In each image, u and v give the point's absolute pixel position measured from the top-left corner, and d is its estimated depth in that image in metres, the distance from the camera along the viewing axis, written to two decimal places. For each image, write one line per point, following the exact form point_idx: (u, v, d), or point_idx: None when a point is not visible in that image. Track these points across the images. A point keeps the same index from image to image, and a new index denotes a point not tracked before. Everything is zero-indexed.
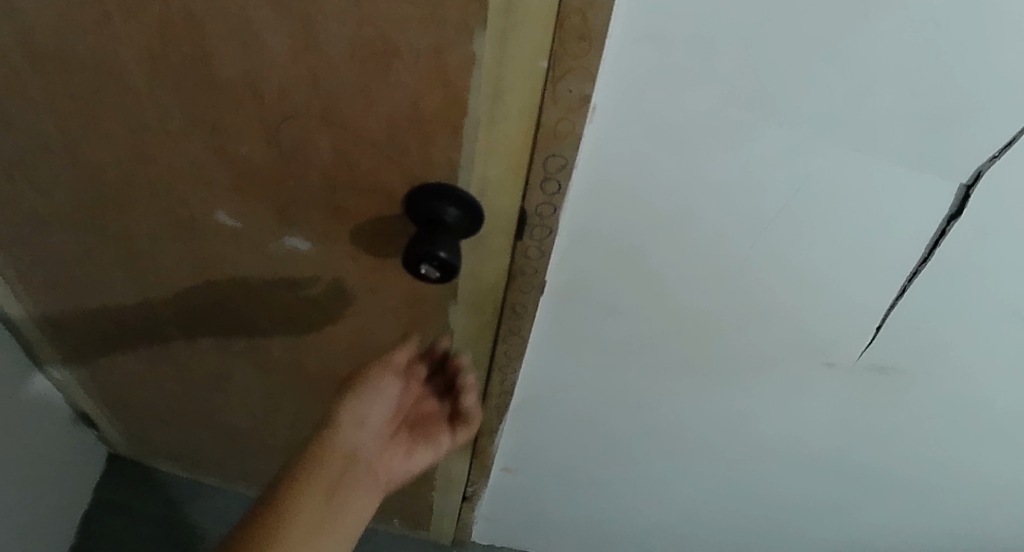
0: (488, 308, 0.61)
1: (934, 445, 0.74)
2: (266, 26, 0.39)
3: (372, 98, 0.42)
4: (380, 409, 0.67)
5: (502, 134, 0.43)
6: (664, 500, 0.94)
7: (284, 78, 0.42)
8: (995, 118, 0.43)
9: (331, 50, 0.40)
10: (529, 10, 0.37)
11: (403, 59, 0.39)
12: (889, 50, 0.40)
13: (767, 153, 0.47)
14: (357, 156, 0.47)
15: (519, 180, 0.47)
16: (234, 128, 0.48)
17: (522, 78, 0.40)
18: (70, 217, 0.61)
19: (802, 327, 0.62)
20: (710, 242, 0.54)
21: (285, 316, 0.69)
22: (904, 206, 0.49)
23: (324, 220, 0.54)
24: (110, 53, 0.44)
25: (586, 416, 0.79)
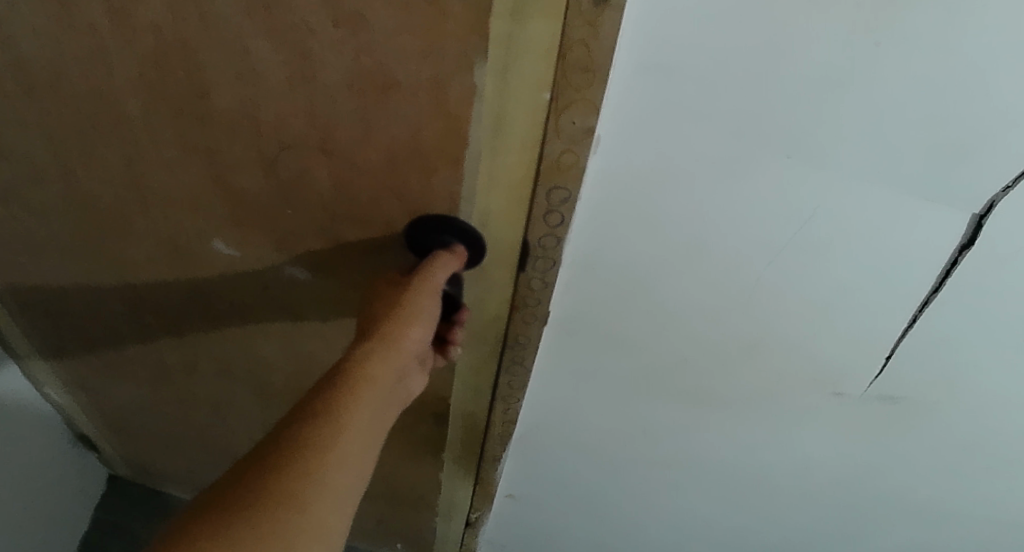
0: (491, 338, 0.60)
1: (951, 478, 0.72)
2: (263, 58, 0.39)
3: (372, 132, 0.42)
4: (415, 334, 0.47)
5: (503, 171, 0.43)
6: (674, 528, 0.91)
7: (282, 108, 0.42)
8: (994, 150, 0.42)
9: (331, 83, 0.39)
10: (531, 44, 0.36)
11: (402, 91, 0.39)
12: (885, 83, 0.39)
13: (772, 184, 0.46)
14: (357, 187, 0.46)
15: (521, 213, 0.46)
16: (230, 157, 0.47)
17: (526, 112, 0.40)
18: (66, 244, 0.61)
19: (813, 357, 0.60)
20: (723, 270, 0.53)
21: (286, 340, 0.67)
22: (917, 238, 0.48)
23: (326, 248, 0.53)
24: (106, 84, 0.44)
25: (594, 443, 0.77)
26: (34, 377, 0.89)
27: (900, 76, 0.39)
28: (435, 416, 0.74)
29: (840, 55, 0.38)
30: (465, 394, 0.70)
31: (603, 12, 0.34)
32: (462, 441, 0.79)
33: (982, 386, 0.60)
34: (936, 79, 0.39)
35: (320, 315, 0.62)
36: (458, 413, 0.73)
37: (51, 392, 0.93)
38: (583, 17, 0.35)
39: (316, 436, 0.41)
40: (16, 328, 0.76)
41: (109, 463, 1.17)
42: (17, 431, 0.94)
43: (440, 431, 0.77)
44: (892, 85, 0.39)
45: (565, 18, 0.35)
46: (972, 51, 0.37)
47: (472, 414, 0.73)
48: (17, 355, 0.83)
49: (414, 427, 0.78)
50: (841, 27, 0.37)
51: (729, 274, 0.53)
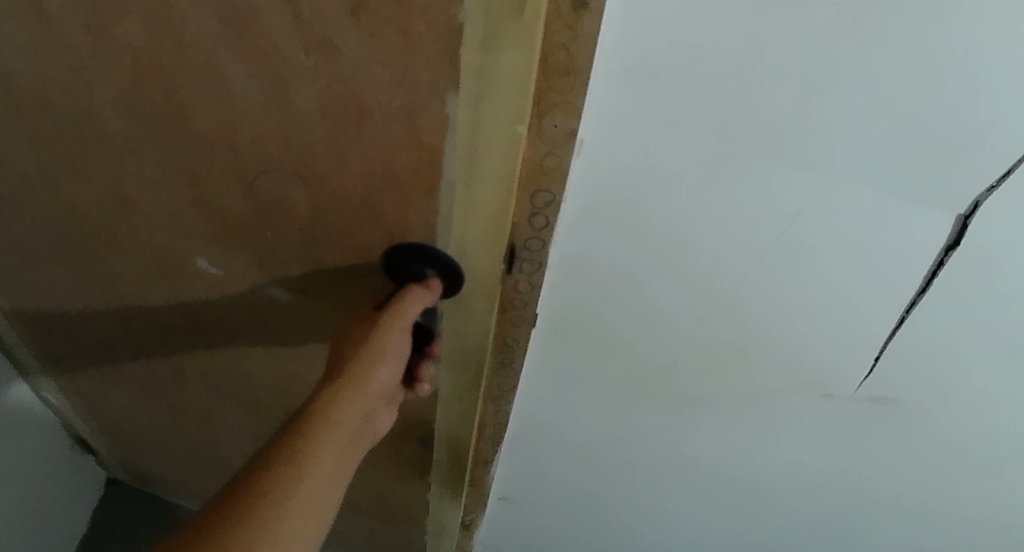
0: (473, 364, 0.60)
1: (944, 478, 0.72)
2: (238, 82, 0.39)
3: (348, 158, 0.42)
4: (384, 374, 0.49)
5: (480, 203, 0.43)
6: (670, 530, 0.91)
7: (258, 133, 0.42)
8: (976, 152, 0.42)
9: (305, 109, 0.40)
10: (504, 73, 0.36)
11: (376, 120, 0.39)
12: (858, 90, 0.40)
13: (751, 190, 0.47)
14: (335, 210, 0.47)
15: (499, 245, 0.46)
16: (211, 178, 0.47)
17: (497, 147, 0.39)
18: (56, 259, 0.61)
19: (801, 360, 0.61)
20: (709, 273, 0.53)
21: (273, 359, 0.67)
22: (901, 240, 0.48)
23: (304, 271, 0.54)
24: (88, 103, 0.44)
25: (587, 445, 0.78)
26: (31, 381, 0.90)
27: (872, 83, 0.39)
28: (423, 430, 0.74)
29: (822, 58, 0.38)
30: (451, 414, 0.69)
31: (582, 15, 0.36)
32: (450, 460, 0.79)
33: (970, 388, 0.60)
34: (911, 85, 0.39)
35: (304, 337, 0.63)
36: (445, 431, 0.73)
37: (48, 396, 0.94)
38: (563, 20, 0.36)
39: (285, 480, 0.41)
40: (9, 337, 0.76)
41: (107, 467, 1.17)
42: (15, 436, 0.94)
43: (429, 445, 0.77)
44: (868, 91, 0.40)
45: (546, 22, 0.36)
46: (951, 55, 0.38)
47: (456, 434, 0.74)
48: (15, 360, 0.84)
49: (404, 441, 0.78)
50: (822, 31, 0.37)
51: (717, 276, 0.54)
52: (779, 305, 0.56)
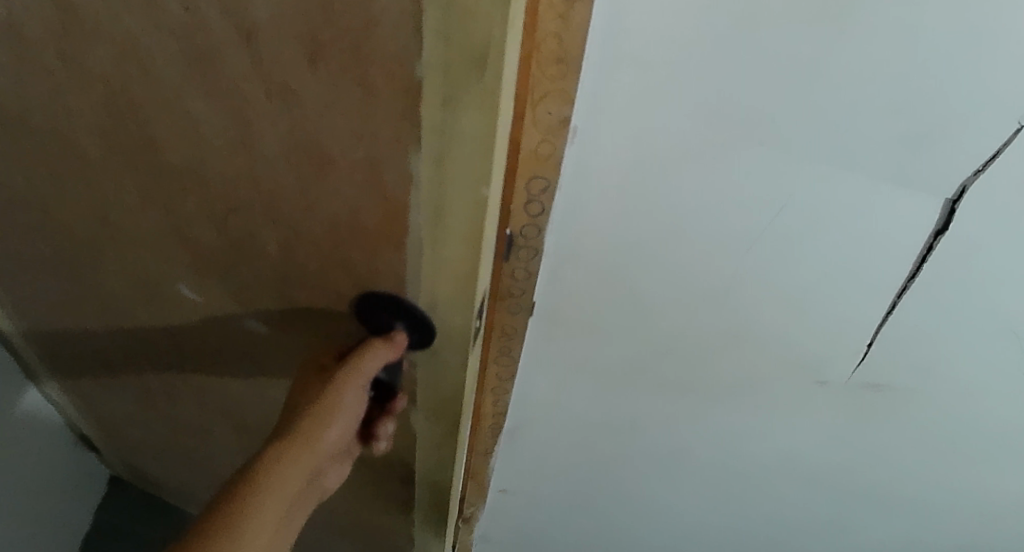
0: (449, 416, 0.58)
1: (939, 464, 0.73)
2: (206, 121, 0.39)
3: (315, 203, 0.42)
4: (333, 428, 0.54)
5: (448, 259, 0.41)
6: (668, 519, 0.92)
7: (228, 171, 0.42)
8: (959, 134, 0.43)
9: (270, 153, 0.39)
10: (466, 136, 0.34)
11: (339, 168, 0.39)
12: (837, 74, 0.41)
13: (737, 176, 0.47)
14: (304, 251, 0.47)
15: (470, 301, 0.44)
16: (186, 209, 0.48)
17: (463, 207, 0.38)
18: (46, 271, 0.62)
19: (792, 350, 0.61)
20: (699, 263, 0.54)
21: (255, 382, 0.67)
22: (887, 225, 0.49)
23: (279, 307, 0.55)
24: (65, 128, 0.44)
25: (583, 435, 0.79)
26: (36, 374, 0.91)
27: (853, 68, 0.40)
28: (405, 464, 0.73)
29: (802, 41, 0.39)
30: (429, 456, 0.68)
31: (573, 8, 0.39)
32: (430, 494, 0.77)
33: (959, 376, 0.61)
34: (890, 69, 0.40)
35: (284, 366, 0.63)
36: (424, 472, 0.72)
37: (52, 391, 0.95)
38: (555, 12, 0.40)
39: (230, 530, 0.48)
40: (9, 338, 0.76)
41: (109, 465, 1.18)
42: (18, 435, 0.95)
43: (411, 479, 0.76)
44: (850, 76, 0.41)
45: (539, 15, 0.40)
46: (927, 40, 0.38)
47: (436, 477, 0.72)
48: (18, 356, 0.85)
49: (389, 471, 0.77)
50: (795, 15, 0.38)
51: (708, 264, 0.54)
52: (769, 294, 0.56)
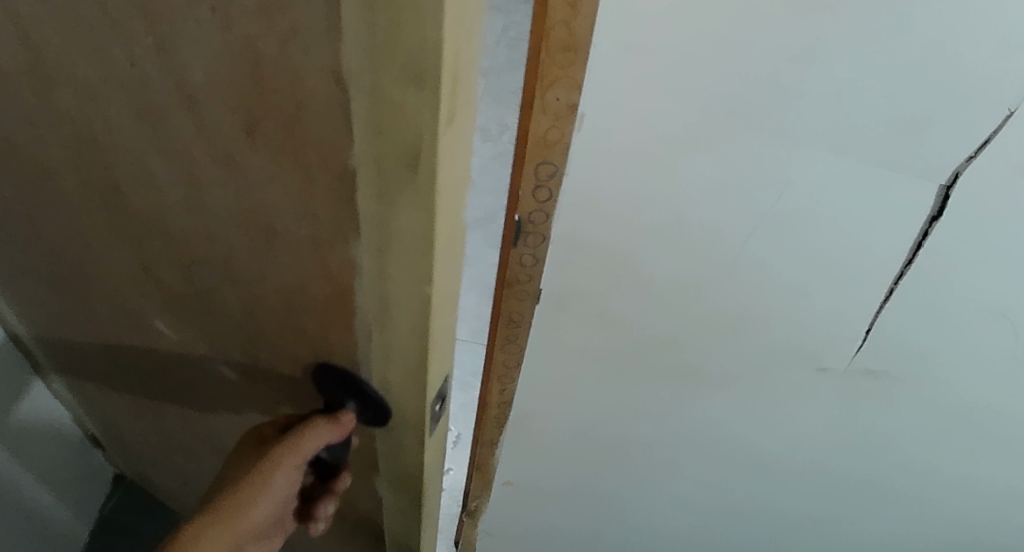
0: (411, 485, 0.61)
1: (936, 452, 0.74)
2: (162, 177, 0.43)
3: (269, 261, 0.44)
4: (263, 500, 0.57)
5: (398, 315, 0.41)
6: (668, 510, 0.94)
7: (184, 226, 0.47)
8: (948, 122, 0.45)
9: (221, 213, 0.43)
10: (405, 198, 0.34)
11: (284, 238, 0.41)
12: (823, 68, 0.43)
13: (735, 167, 0.49)
14: (261, 311, 0.51)
15: (421, 358, 0.44)
16: (154, 254, 0.53)
17: (406, 293, 0.39)
18: (50, 277, 0.67)
19: (780, 343, 0.64)
20: (702, 250, 0.56)
21: (230, 405, 0.70)
22: (879, 214, 0.51)
23: (242, 356, 0.59)
24: (48, 160, 0.49)
25: (585, 425, 0.81)
26: (42, 367, 0.93)
27: (841, 63, 0.42)
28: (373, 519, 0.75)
29: (798, 26, 0.41)
30: (398, 519, 0.70)
31: None
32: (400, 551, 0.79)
33: (946, 366, 0.63)
34: (876, 62, 0.42)
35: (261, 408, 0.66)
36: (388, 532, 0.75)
37: (59, 384, 0.97)
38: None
39: None
40: (27, 323, 0.81)
41: (112, 463, 1.20)
42: (27, 428, 0.98)
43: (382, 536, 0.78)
44: (843, 72, 0.43)
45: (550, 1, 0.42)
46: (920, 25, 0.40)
47: (404, 539, 0.75)
48: (30, 348, 0.89)
49: (360, 523, 0.79)
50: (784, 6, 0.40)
51: (709, 250, 0.56)
52: (763, 285, 0.59)
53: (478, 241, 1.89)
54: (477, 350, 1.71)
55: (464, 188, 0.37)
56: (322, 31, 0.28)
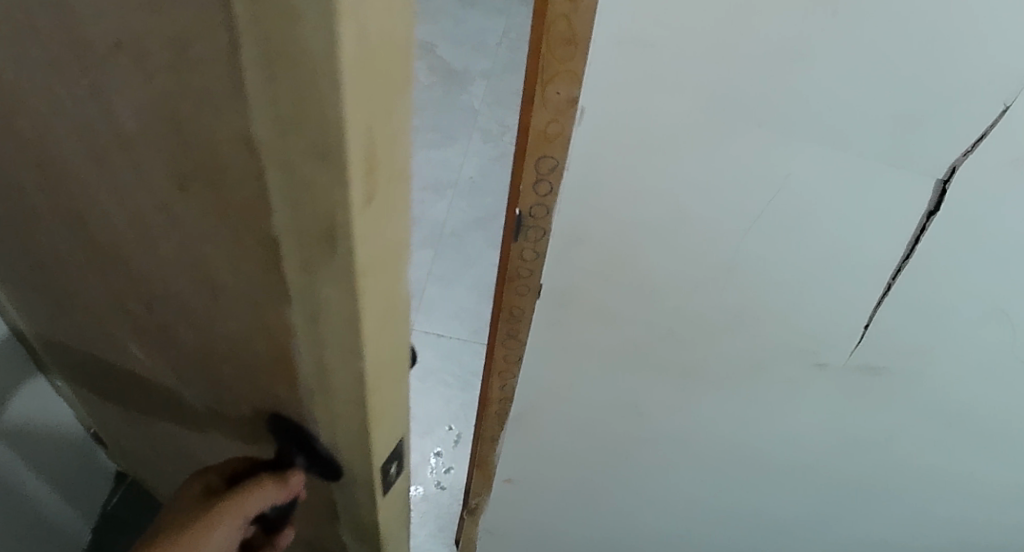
0: (368, 530, 0.61)
1: (935, 448, 0.74)
2: (114, 211, 0.43)
3: (215, 305, 0.44)
4: None
5: (335, 372, 0.40)
6: (668, 506, 0.95)
7: (139, 259, 0.47)
8: (944, 118, 0.45)
9: (169, 252, 0.42)
10: (329, 268, 0.32)
11: (225, 287, 0.41)
12: (821, 64, 0.43)
13: (732, 162, 0.50)
14: (216, 348, 0.50)
15: (363, 412, 0.44)
16: (117, 279, 0.53)
17: (340, 348, 0.38)
18: (37, 283, 0.68)
19: (777, 339, 0.65)
20: (700, 246, 0.57)
21: (201, 426, 0.70)
22: (876, 209, 0.51)
23: (206, 384, 0.59)
24: (21, 181, 0.50)
25: (585, 422, 0.82)
26: (43, 364, 0.93)
27: (838, 60, 0.43)
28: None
29: (797, 23, 0.41)
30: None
31: None
32: None
33: (943, 363, 0.63)
34: (872, 60, 0.42)
35: (229, 436, 0.66)
36: None
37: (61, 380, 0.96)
38: None
39: None
40: (25, 321, 0.82)
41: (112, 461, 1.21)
42: (29, 424, 0.99)
43: None
44: (839, 68, 0.43)
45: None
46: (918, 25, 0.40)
47: None
48: (30, 346, 0.90)
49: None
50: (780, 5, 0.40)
51: (707, 243, 0.56)
52: (761, 280, 0.59)
53: (479, 241, 1.90)
54: (478, 349, 1.72)
55: (399, 250, 0.35)
56: (229, 99, 0.26)
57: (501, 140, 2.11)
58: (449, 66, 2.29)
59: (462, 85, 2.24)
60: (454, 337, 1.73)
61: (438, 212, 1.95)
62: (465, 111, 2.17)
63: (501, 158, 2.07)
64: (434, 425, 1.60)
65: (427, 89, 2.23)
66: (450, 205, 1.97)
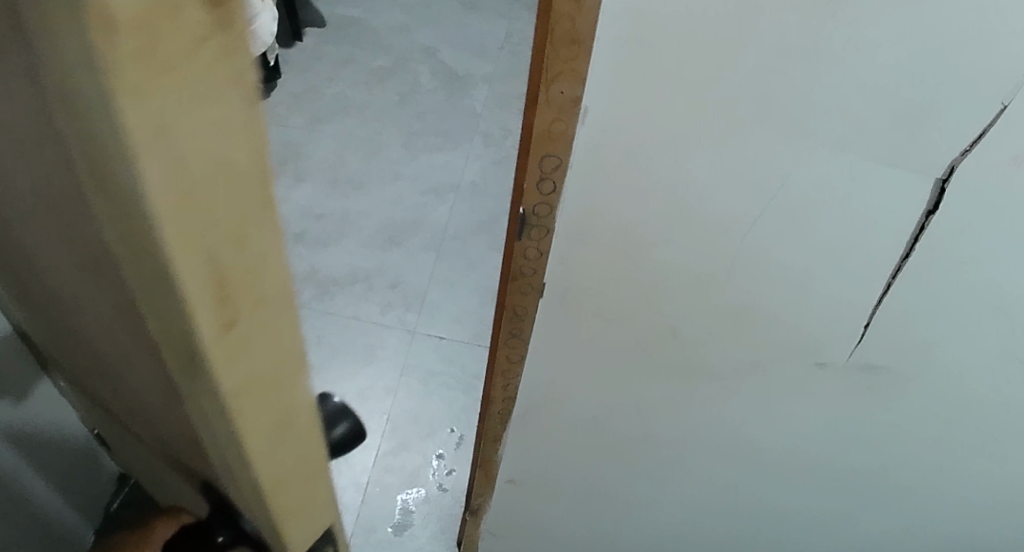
0: None
1: (938, 447, 0.74)
2: (26, 274, 0.42)
3: (126, 379, 0.42)
4: None
5: (232, 466, 0.39)
6: (671, 506, 0.95)
7: (59, 319, 0.46)
8: (944, 117, 0.45)
9: (76, 322, 0.41)
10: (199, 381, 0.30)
11: (126, 367, 0.39)
12: (821, 64, 0.43)
13: (733, 162, 0.50)
14: (140, 411, 0.49)
15: (270, 501, 0.42)
16: (49, 329, 0.52)
17: (229, 445, 0.36)
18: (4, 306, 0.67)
19: (779, 339, 0.65)
20: (702, 244, 0.57)
21: (152, 465, 0.69)
22: (877, 208, 0.51)
23: (145, 435, 0.58)
24: None
25: (587, 421, 0.82)
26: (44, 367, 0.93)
27: (838, 60, 0.43)
28: None
29: (799, 21, 0.41)
30: None
31: None
32: None
33: (945, 360, 0.63)
34: (872, 60, 0.43)
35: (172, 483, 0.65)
36: None
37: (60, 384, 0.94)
38: None
39: None
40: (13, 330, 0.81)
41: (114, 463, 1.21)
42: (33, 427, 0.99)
43: None
44: (840, 68, 0.43)
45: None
46: (919, 24, 0.40)
47: None
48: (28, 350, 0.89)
49: None
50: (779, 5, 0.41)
51: (709, 242, 0.57)
52: (763, 279, 0.59)
53: (482, 244, 1.91)
54: (481, 352, 1.72)
55: (294, 365, 0.32)
56: (69, 213, 0.25)
57: (503, 144, 2.12)
58: (451, 71, 2.31)
59: (465, 90, 2.26)
60: (456, 340, 1.73)
61: (441, 215, 1.96)
62: (468, 115, 2.19)
63: (503, 161, 2.08)
64: (436, 427, 1.60)
65: (430, 94, 2.25)
66: (452, 208, 1.97)
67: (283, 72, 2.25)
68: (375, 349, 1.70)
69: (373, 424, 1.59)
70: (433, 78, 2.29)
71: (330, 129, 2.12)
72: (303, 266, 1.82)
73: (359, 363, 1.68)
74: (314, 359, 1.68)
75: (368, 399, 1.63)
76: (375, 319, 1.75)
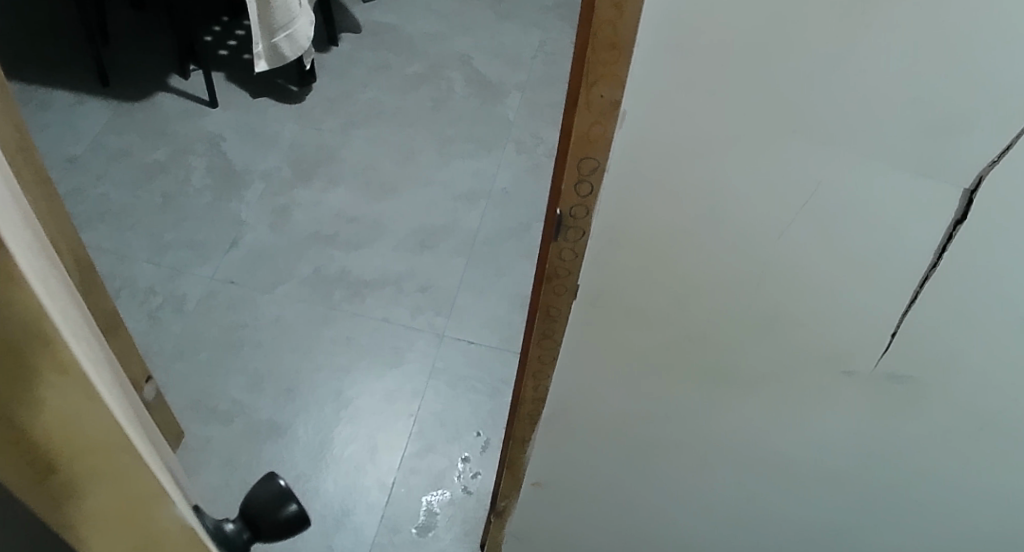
0: None
1: (972, 461, 0.73)
2: None
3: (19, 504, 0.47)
4: None
5: None
6: (697, 512, 0.95)
7: None
8: (978, 127, 0.45)
9: None
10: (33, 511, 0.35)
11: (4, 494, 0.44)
12: (857, 69, 0.44)
13: (766, 167, 0.51)
14: None
15: None
16: None
17: None
18: None
19: (806, 345, 0.65)
20: (732, 248, 0.58)
21: None
22: (908, 215, 0.51)
23: None
24: None
25: (614, 424, 0.83)
26: None
27: (876, 65, 0.44)
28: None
29: (833, 28, 0.42)
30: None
31: None
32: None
33: (976, 373, 0.62)
34: (907, 67, 0.43)
35: None
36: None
37: None
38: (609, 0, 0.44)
39: None
40: None
41: None
42: None
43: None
44: (874, 75, 0.44)
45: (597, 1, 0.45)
46: (953, 36, 0.41)
47: None
48: None
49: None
50: (817, 12, 0.41)
51: (739, 247, 0.58)
52: (792, 285, 0.60)
53: (511, 250, 1.92)
54: (508, 358, 1.73)
55: (128, 474, 0.37)
56: None
57: (534, 152, 2.14)
58: (484, 79, 2.34)
59: (498, 97, 2.29)
60: (483, 345, 1.75)
61: (471, 221, 1.98)
62: (500, 122, 2.22)
63: (534, 169, 2.10)
64: (461, 431, 1.61)
65: (462, 100, 2.28)
66: (483, 213, 1.99)
67: (319, 76, 2.30)
68: (403, 350, 1.73)
69: (399, 426, 1.61)
70: (466, 85, 2.32)
71: (363, 134, 2.15)
72: (334, 268, 1.86)
73: (388, 365, 1.70)
74: (344, 359, 1.70)
75: (395, 401, 1.65)
76: (404, 322, 1.77)
